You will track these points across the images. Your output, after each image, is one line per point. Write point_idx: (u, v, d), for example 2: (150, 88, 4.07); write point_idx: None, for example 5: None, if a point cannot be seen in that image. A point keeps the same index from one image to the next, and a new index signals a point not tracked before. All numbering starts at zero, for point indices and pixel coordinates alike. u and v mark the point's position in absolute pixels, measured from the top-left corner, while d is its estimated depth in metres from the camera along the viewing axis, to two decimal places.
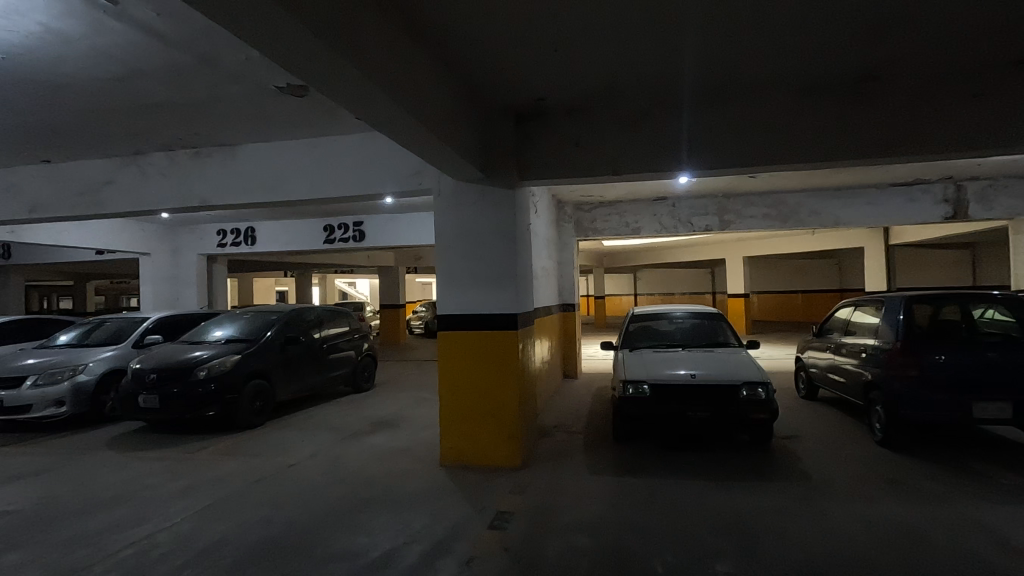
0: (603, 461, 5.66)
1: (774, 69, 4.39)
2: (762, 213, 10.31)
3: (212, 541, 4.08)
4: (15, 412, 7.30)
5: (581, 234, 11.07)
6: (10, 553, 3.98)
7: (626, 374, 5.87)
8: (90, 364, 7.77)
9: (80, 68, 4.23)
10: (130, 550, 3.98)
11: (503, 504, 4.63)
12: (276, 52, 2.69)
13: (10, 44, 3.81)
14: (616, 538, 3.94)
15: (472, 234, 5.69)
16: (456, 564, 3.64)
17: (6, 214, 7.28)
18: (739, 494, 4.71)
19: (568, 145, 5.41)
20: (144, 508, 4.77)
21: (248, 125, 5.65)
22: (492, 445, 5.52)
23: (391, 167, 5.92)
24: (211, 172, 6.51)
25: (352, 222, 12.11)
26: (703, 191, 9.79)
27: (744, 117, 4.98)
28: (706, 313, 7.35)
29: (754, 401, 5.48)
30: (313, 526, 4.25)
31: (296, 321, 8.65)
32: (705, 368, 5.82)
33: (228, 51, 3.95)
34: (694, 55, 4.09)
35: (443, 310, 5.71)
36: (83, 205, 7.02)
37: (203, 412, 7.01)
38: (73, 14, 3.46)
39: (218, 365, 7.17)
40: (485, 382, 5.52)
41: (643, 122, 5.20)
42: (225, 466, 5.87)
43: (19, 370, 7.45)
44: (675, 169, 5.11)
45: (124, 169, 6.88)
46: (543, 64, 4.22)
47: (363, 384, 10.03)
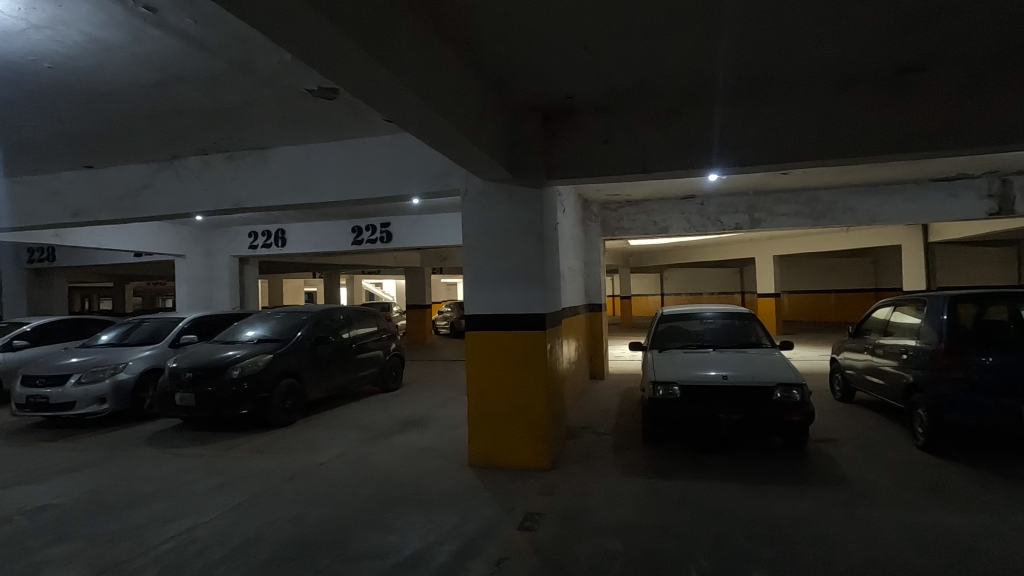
0: (632, 462, 5.60)
1: (809, 62, 4.26)
2: (795, 210, 10.07)
3: (247, 537, 4.16)
4: (60, 409, 7.57)
5: (608, 233, 10.98)
6: (57, 545, 4.14)
7: (657, 374, 5.79)
8: (129, 363, 8.04)
9: (120, 76, 4.37)
10: (169, 544, 4.09)
11: (532, 504, 4.62)
12: (310, 54, 2.72)
13: (58, 54, 3.97)
14: (648, 541, 3.88)
15: (500, 235, 5.69)
16: (486, 565, 3.63)
17: (52, 218, 7.58)
18: (774, 498, 4.59)
19: (595, 143, 5.36)
20: (183, 503, 4.90)
21: (279, 129, 5.75)
22: (521, 445, 5.50)
23: (418, 169, 5.96)
24: (243, 174, 6.65)
25: (380, 223, 12.25)
26: (733, 188, 9.62)
27: (777, 112, 4.85)
28: (736, 313, 7.23)
29: (788, 404, 5.35)
30: (344, 524, 4.30)
31: (325, 321, 8.78)
32: (737, 369, 5.70)
33: (261, 55, 4.03)
34: (725, 51, 4.01)
35: (471, 310, 5.72)
36: (123, 209, 7.24)
37: (236, 411, 7.15)
38: (114, 23, 3.56)
39: (250, 365, 7.33)
40: (513, 382, 5.51)
41: (672, 119, 5.11)
42: (258, 463, 5.99)
43: (63, 368, 7.73)
44: (706, 167, 5.02)
45: (161, 174, 7.08)
46: (569, 62, 4.20)
47: (391, 383, 10.14)
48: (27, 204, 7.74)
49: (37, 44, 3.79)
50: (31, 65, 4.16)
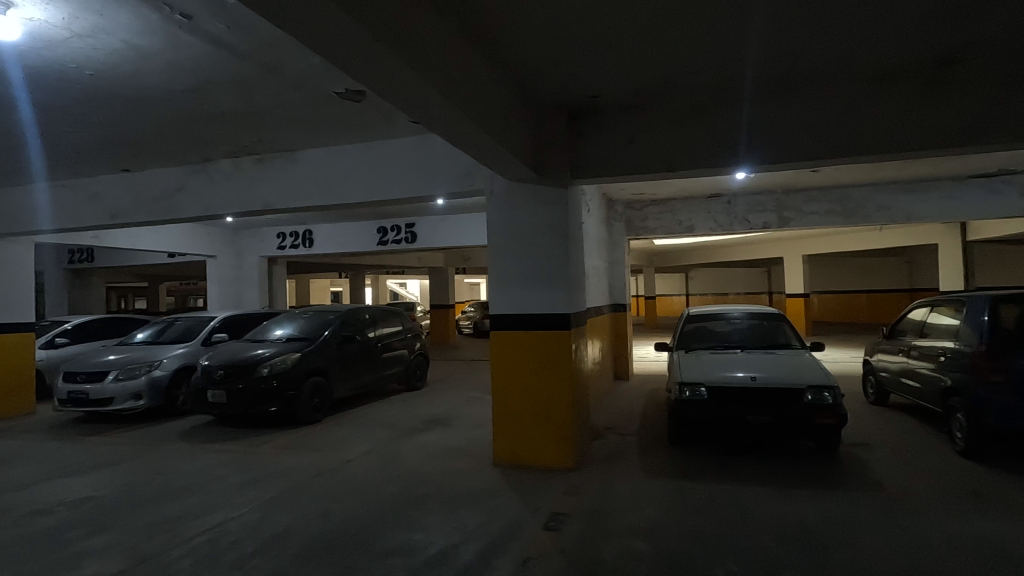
0: (657, 464, 5.53)
1: (842, 56, 4.16)
2: (825, 209, 9.84)
3: (277, 532, 4.24)
4: (99, 404, 7.83)
5: (632, 233, 10.88)
6: (97, 536, 4.27)
7: (683, 375, 5.71)
8: (164, 360, 8.28)
9: (156, 82, 4.50)
10: (202, 538, 4.19)
11: (557, 504, 4.60)
12: (339, 56, 2.75)
13: (98, 61, 4.11)
14: (675, 544, 3.83)
15: (525, 235, 5.69)
16: (512, 564, 3.63)
17: (91, 220, 7.85)
18: (806, 503, 4.49)
19: (621, 142, 5.32)
20: (215, 498, 5.02)
21: (307, 131, 5.85)
22: (545, 445, 5.49)
23: (443, 169, 5.99)
24: (272, 176, 6.78)
25: (404, 224, 12.36)
26: (760, 187, 9.45)
27: (808, 108, 4.74)
28: (765, 314, 7.10)
29: (819, 407, 5.23)
30: (370, 522, 4.35)
31: (351, 321, 8.90)
32: (765, 370, 5.59)
33: (291, 59, 4.11)
34: (754, 45, 3.94)
35: (496, 310, 5.73)
36: (158, 211, 7.46)
37: (265, 408, 7.30)
38: (151, 31, 3.67)
39: (278, 363, 7.46)
40: (538, 382, 5.51)
41: (699, 116, 5.04)
42: (287, 459, 6.10)
43: (102, 365, 8.00)
44: (734, 165, 4.94)
45: (194, 176, 7.27)
46: (595, 61, 4.17)
47: (416, 383, 10.23)
48: (68, 207, 8.03)
49: (78, 51, 3.93)
50: (72, 73, 4.31)
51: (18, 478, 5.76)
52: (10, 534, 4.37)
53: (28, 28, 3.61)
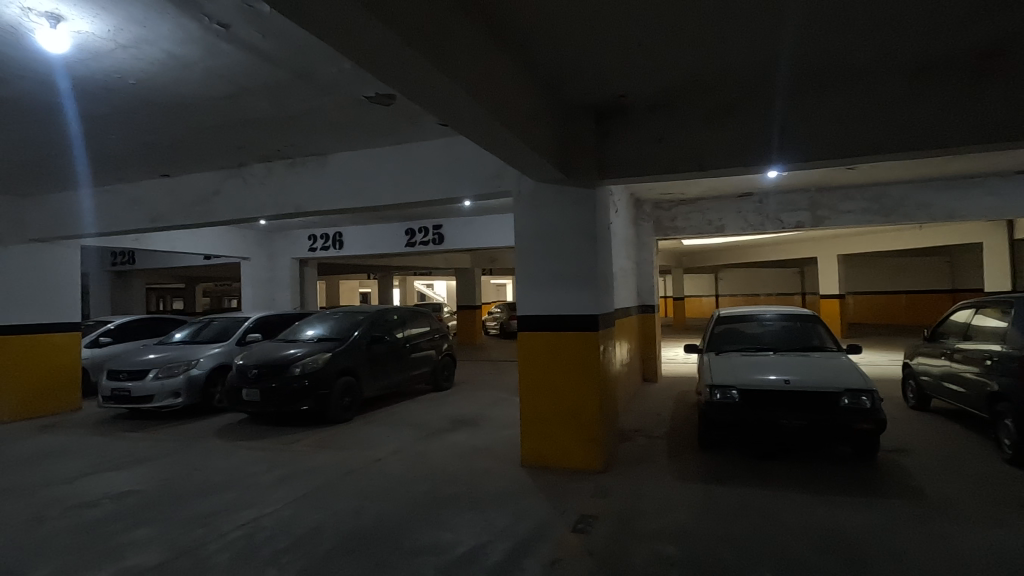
0: (687, 468, 5.46)
1: (880, 50, 4.04)
2: (861, 208, 9.57)
3: (310, 529, 4.32)
4: (140, 402, 8.11)
5: (660, 233, 10.74)
6: (138, 529, 4.43)
7: (714, 377, 5.62)
8: (201, 359, 8.53)
9: (194, 89, 4.64)
10: (238, 532, 4.30)
11: (586, 506, 4.57)
12: (370, 61, 2.80)
13: (140, 71, 4.26)
14: (707, 549, 3.77)
15: (553, 235, 5.68)
16: (540, 565, 3.63)
17: (133, 224, 8.15)
18: (843, 509, 4.36)
19: (651, 142, 5.26)
20: (250, 494, 5.15)
21: (338, 135, 5.96)
22: (573, 447, 5.47)
23: (471, 171, 6.02)
24: (304, 180, 6.93)
25: (432, 226, 12.47)
26: (793, 185, 9.23)
27: (846, 104, 4.61)
28: (799, 315, 6.94)
29: (857, 411, 5.08)
30: (399, 520, 4.40)
31: (380, 321, 9.03)
32: (799, 373, 5.46)
33: (323, 65, 4.20)
34: (788, 41, 3.86)
35: (523, 311, 5.74)
36: (196, 215, 7.69)
37: (297, 407, 7.46)
38: (190, 41, 3.80)
39: (310, 362, 7.62)
40: (566, 383, 5.49)
41: (731, 114, 4.95)
42: (318, 457, 6.22)
43: (143, 364, 8.29)
44: (766, 164, 4.84)
45: (229, 181, 7.47)
46: (623, 61, 4.15)
47: (443, 383, 10.31)
48: (111, 211, 8.35)
49: (122, 61, 4.08)
50: (117, 82, 4.48)
51: (65, 471, 6.01)
52: (58, 525, 4.56)
53: (77, 41, 3.77)
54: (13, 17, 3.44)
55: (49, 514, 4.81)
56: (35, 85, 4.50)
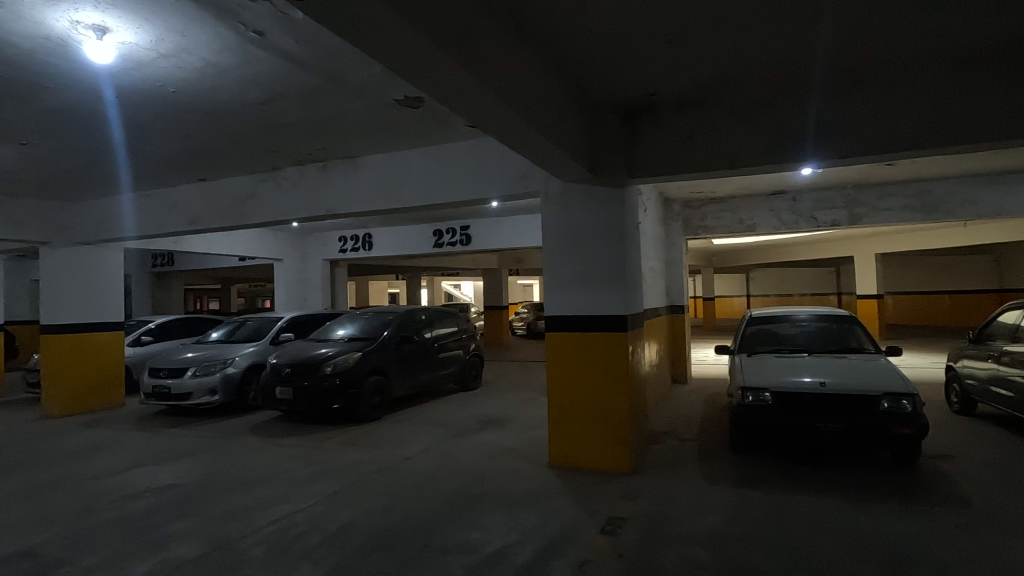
0: (718, 471, 5.37)
1: (920, 42, 3.90)
2: (900, 205, 9.26)
3: (341, 525, 4.40)
4: (179, 399, 8.39)
5: (690, 232, 10.57)
6: (178, 522, 4.58)
7: (746, 379, 5.51)
8: (237, 358, 8.77)
9: (231, 96, 4.78)
10: (273, 527, 4.41)
11: (614, 508, 4.53)
12: (400, 65, 2.84)
13: (180, 79, 4.41)
14: (740, 555, 3.70)
15: (580, 235, 5.66)
16: (569, 566, 3.62)
17: (172, 227, 8.43)
18: (882, 517, 4.22)
19: (680, 140, 5.19)
20: (284, 489, 5.28)
21: (367, 138, 6.06)
22: (601, 448, 5.44)
23: (498, 171, 6.04)
24: (335, 183, 7.06)
25: (459, 227, 12.55)
26: (828, 183, 8.99)
27: (884, 98, 4.46)
28: (835, 316, 6.76)
29: (897, 415, 4.92)
30: (428, 518, 4.44)
31: (409, 321, 9.14)
32: (835, 375, 5.31)
33: (354, 69, 4.28)
34: (825, 34, 3.75)
35: (551, 311, 5.73)
36: (231, 217, 7.92)
37: (329, 405, 7.60)
38: (227, 49, 3.91)
39: (341, 361, 7.75)
40: (594, 383, 5.46)
41: (763, 111, 4.85)
42: (349, 455, 6.33)
43: (182, 362, 8.56)
44: (800, 161, 4.73)
45: (264, 184, 7.66)
46: (653, 59, 4.11)
47: (471, 383, 10.37)
48: (152, 214, 8.65)
49: (164, 70, 4.23)
50: (159, 90, 4.64)
51: (110, 465, 6.25)
52: (105, 516, 4.76)
53: (121, 51, 3.92)
54: (63, 30, 3.60)
55: (96, 505, 5.02)
56: (82, 95, 4.71)
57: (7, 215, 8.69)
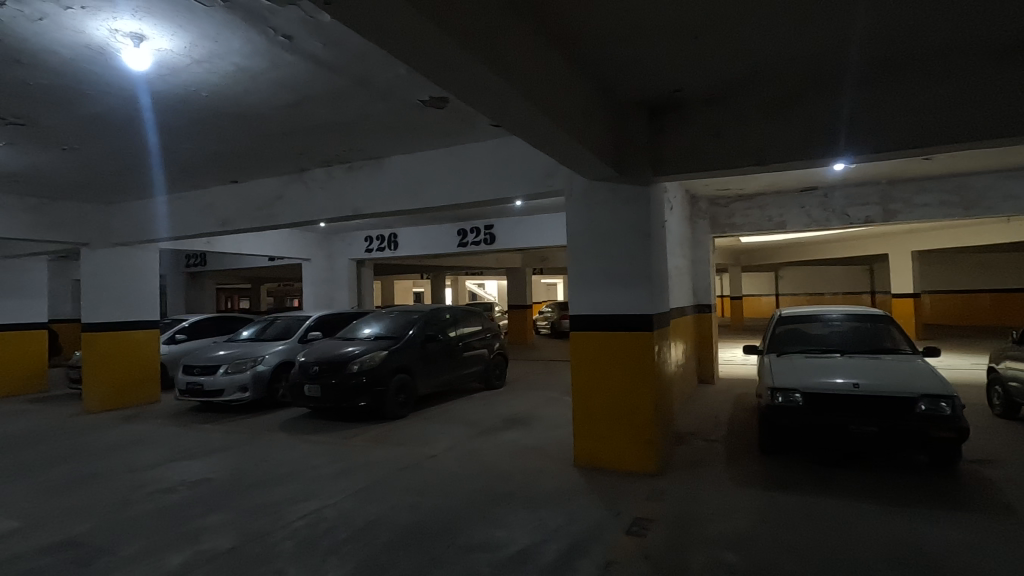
0: (747, 473, 5.28)
1: (959, 31, 3.76)
2: (938, 200, 8.96)
3: (369, 521, 4.46)
4: (212, 395, 8.62)
5: (717, 230, 10.40)
6: (211, 515, 4.70)
7: (776, 380, 5.40)
8: (267, 356, 8.96)
9: (261, 99, 4.89)
10: (302, 522, 4.49)
11: (640, 509, 4.49)
12: (426, 66, 2.86)
13: (212, 84, 4.52)
14: (770, 559, 3.63)
15: (605, 234, 5.62)
16: (595, 567, 3.60)
17: (204, 228, 8.66)
18: (920, 523, 4.09)
19: (707, 136, 5.11)
20: (313, 485, 5.37)
21: (393, 139, 6.12)
22: (627, 449, 5.39)
23: (522, 170, 6.04)
24: (361, 184, 7.16)
25: (483, 226, 12.58)
26: (862, 178, 8.74)
27: (921, 90, 4.31)
28: (869, 316, 6.57)
29: (936, 418, 4.76)
30: (454, 516, 4.47)
31: (433, 320, 9.20)
32: (870, 376, 5.16)
33: (380, 71, 4.33)
34: (859, 25, 3.64)
35: (576, 310, 5.71)
36: (260, 218, 8.10)
37: (355, 403, 7.71)
38: (258, 53, 4.00)
39: (367, 360, 7.85)
40: (619, 383, 5.42)
41: (794, 105, 4.74)
42: (376, 452, 6.42)
43: (214, 360, 8.79)
44: (832, 157, 4.61)
45: (292, 185, 7.80)
46: (680, 54, 4.04)
47: (495, 382, 10.41)
48: (186, 216, 8.90)
49: (198, 75, 4.35)
50: (192, 95, 4.77)
51: (146, 459, 6.46)
52: (142, 508, 4.92)
53: (157, 58, 4.04)
54: (103, 38, 3.73)
55: (133, 498, 5.19)
56: (120, 101, 4.87)
57: (50, 218, 9.07)
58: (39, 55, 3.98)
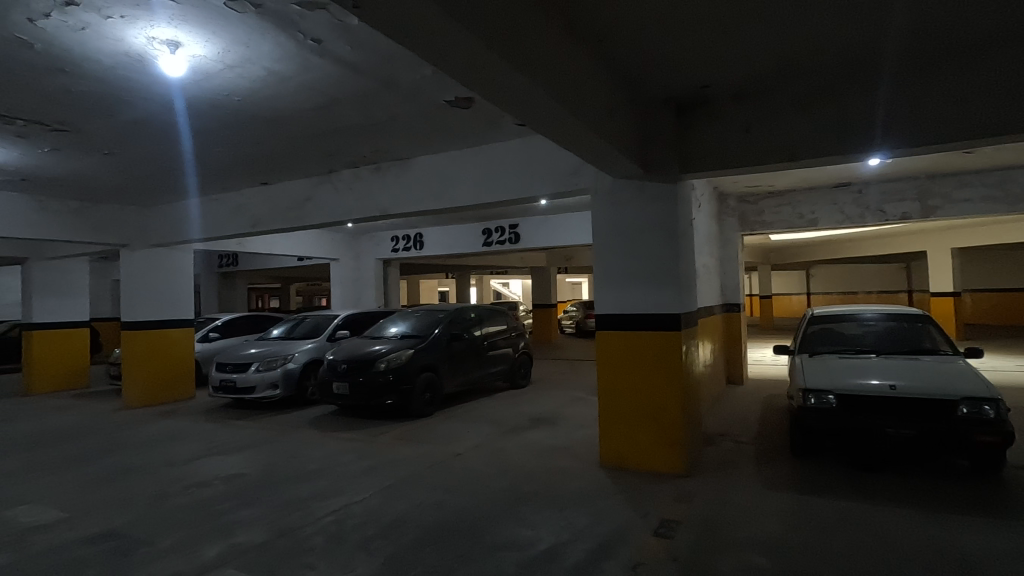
0: (778, 475, 5.17)
1: (1003, 18, 3.61)
2: (980, 195, 8.62)
3: (396, 517, 4.52)
4: (244, 392, 8.84)
5: (746, 228, 10.18)
6: (244, 509, 4.82)
7: (808, 381, 5.27)
8: (296, 354, 9.14)
9: (291, 102, 4.99)
10: (331, 517, 4.57)
11: (668, 511, 4.44)
12: (452, 66, 2.87)
13: (244, 88, 4.63)
14: (802, 564, 3.55)
15: (631, 232, 5.57)
16: (622, 568, 3.58)
17: (237, 229, 8.87)
18: (962, 530, 3.94)
19: (735, 132, 5.02)
20: (342, 481, 5.46)
21: (419, 139, 6.17)
22: (654, 449, 5.34)
23: (547, 169, 6.02)
24: (387, 184, 7.24)
25: (508, 225, 12.59)
26: (898, 173, 8.45)
27: (962, 81, 4.15)
28: (907, 315, 6.36)
29: (979, 421, 4.57)
30: (480, 515, 4.48)
31: (459, 319, 9.26)
32: (907, 377, 5.00)
33: (406, 72, 4.37)
34: (896, 15, 3.52)
35: (602, 310, 5.67)
36: (290, 219, 8.26)
37: (382, 401, 7.81)
38: (288, 57, 4.07)
39: (394, 358, 7.94)
40: (646, 383, 5.37)
41: (826, 99, 4.61)
42: (403, 450, 6.48)
43: (246, 358, 9.00)
44: (867, 152, 4.48)
45: (321, 186, 7.94)
46: (709, 49, 3.97)
47: (520, 381, 10.41)
48: (218, 217, 9.12)
49: (230, 80, 4.45)
50: (225, 100, 4.89)
51: (183, 454, 6.65)
52: (178, 501, 5.07)
53: (192, 64, 4.15)
54: (141, 46, 3.85)
55: (171, 491, 5.36)
56: (157, 106, 5.02)
57: (92, 221, 9.43)
58: (82, 63, 4.13)
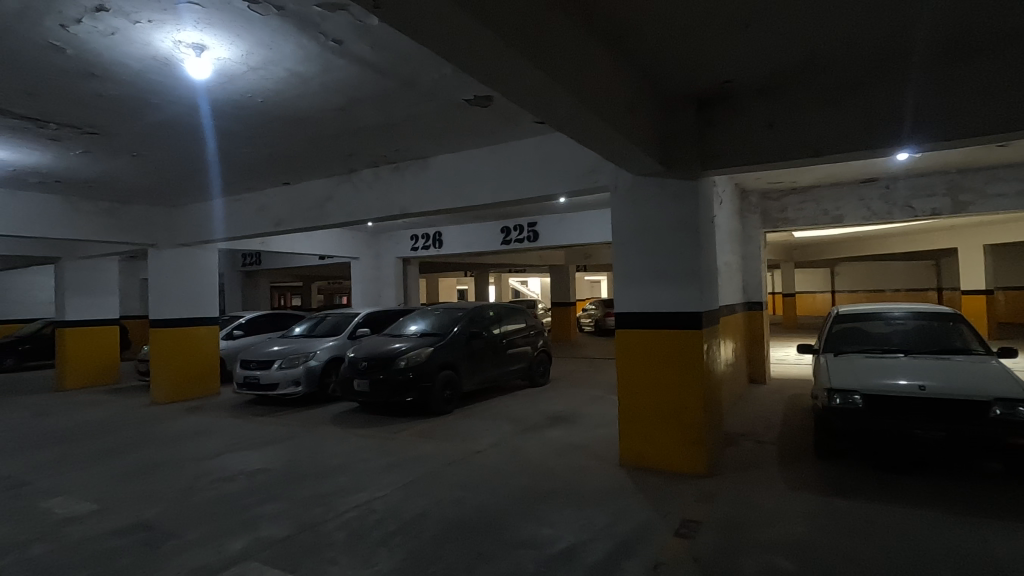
0: (802, 476, 5.08)
1: None
2: (1012, 190, 8.36)
3: (416, 514, 4.55)
4: (268, 389, 8.99)
5: (769, 225, 10.01)
6: (268, 504, 4.91)
7: (834, 380, 5.17)
8: (318, 352, 9.26)
9: (313, 103, 5.05)
10: (353, 513, 4.63)
11: (689, 511, 4.40)
12: (472, 64, 2.87)
13: (267, 89, 4.70)
14: (827, 566, 3.49)
15: (651, 230, 5.52)
16: (642, 567, 3.56)
17: (260, 228, 9.01)
18: (994, 535, 3.83)
19: (757, 128, 4.94)
20: (363, 478, 5.52)
21: (438, 138, 6.20)
22: (675, 449, 5.29)
23: (566, 167, 6.00)
24: (407, 183, 7.29)
25: (527, 223, 12.58)
26: (927, 168, 8.23)
27: (995, 73, 4.02)
28: (937, 314, 6.20)
29: (1013, 423, 4.43)
30: (499, 513, 4.49)
31: (478, 317, 9.28)
32: (937, 377, 4.87)
33: (426, 72, 4.39)
34: (925, 5, 3.43)
35: (621, 308, 5.63)
36: (311, 219, 8.37)
37: (403, 398, 7.88)
38: (309, 58, 4.12)
39: (414, 356, 8.00)
40: (667, 382, 5.32)
41: (853, 93, 4.51)
42: (423, 447, 6.53)
43: (269, 355, 9.16)
44: (895, 146, 4.37)
45: (341, 186, 8.02)
46: (731, 43, 3.91)
47: (539, 379, 10.42)
48: (242, 217, 9.28)
49: (253, 81, 4.52)
50: (249, 101, 4.97)
51: (209, 449, 6.80)
52: (204, 496, 5.17)
53: (216, 66, 4.23)
54: (167, 49, 3.93)
55: (197, 485, 5.47)
56: (182, 108, 5.12)
57: (121, 221, 9.68)
58: (111, 67, 4.23)
